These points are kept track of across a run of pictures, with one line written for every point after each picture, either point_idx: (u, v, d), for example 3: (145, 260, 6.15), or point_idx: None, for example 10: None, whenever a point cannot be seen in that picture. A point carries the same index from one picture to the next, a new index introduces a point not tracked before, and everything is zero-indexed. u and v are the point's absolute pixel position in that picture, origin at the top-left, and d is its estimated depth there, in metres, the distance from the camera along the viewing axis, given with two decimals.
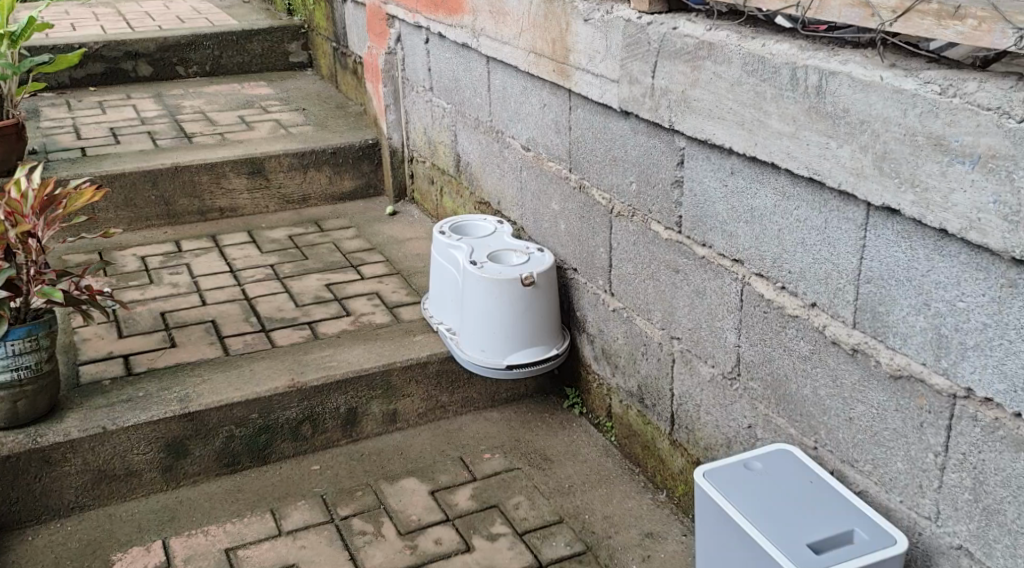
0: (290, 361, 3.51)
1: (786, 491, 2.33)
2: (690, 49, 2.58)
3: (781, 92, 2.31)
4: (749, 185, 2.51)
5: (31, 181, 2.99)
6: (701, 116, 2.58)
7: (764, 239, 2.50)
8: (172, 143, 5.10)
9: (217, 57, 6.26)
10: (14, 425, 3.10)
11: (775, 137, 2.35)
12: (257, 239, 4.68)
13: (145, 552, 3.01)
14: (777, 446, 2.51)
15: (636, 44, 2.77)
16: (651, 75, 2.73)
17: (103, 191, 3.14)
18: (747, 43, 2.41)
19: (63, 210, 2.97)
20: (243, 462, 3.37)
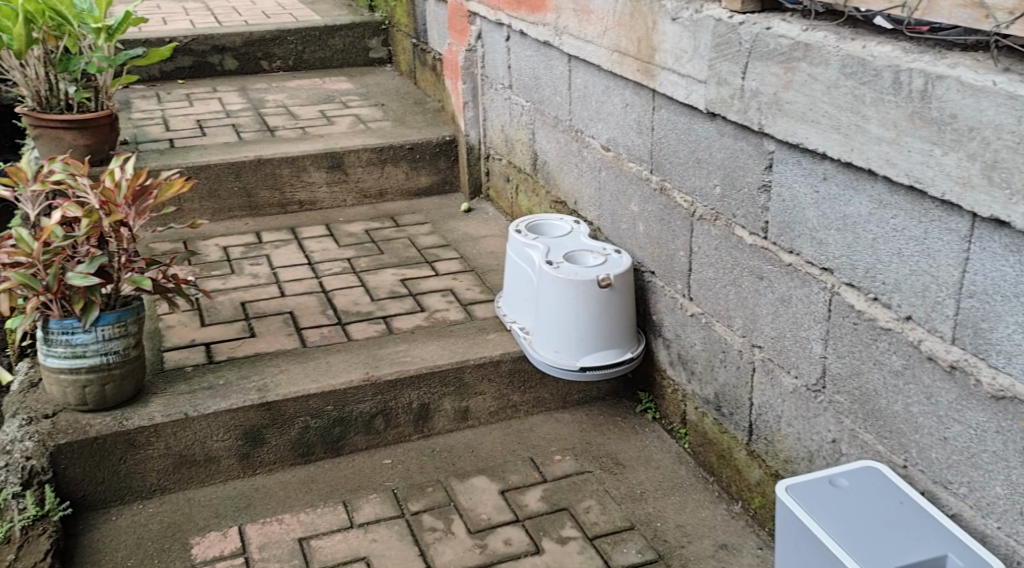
0: (365, 356, 3.52)
1: (875, 510, 2.26)
2: (784, 50, 2.51)
3: (882, 95, 2.23)
4: (843, 192, 2.44)
5: (123, 171, 3.07)
6: (794, 120, 2.51)
7: (857, 248, 2.43)
8: (256, 136, 5.16)
9: (300, 52, 6.32)
10: (102, 408, 3.17)
11: (874, 143, 2.27)
12: (335, 232, 4.72)
13: (222, 537, 3.05)
14: (864, 462, 2.44)
15: (726, 44, 2.71)
16: (741, 76, 2.68)
17: (192, 182, 3.22)
18: (847, 44, 2.34)
19: (154, 201, 3.06)
20: (317, 453, 3.39)
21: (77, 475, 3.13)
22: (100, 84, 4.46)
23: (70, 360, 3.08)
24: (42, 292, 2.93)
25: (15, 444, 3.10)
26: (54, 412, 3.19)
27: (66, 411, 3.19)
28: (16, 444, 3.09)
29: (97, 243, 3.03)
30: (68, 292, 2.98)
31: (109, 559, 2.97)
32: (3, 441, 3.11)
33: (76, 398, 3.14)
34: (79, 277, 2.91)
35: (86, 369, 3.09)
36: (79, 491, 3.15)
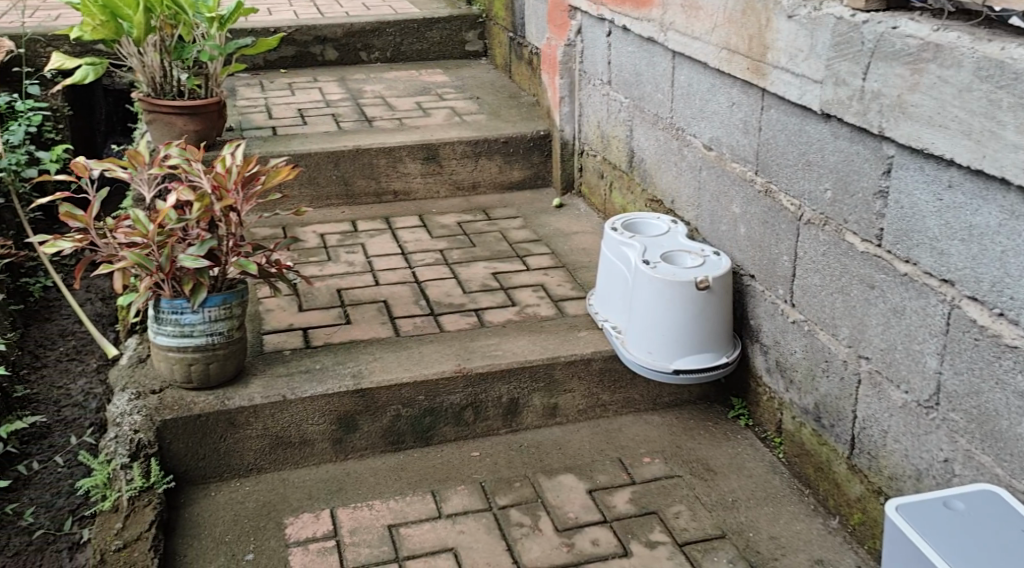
0: (458, 347, 3.52)
1: (992, 537, 2.16)
2: (912, 50, 2.42)
3: (1021, 99, 2.14)
4: (970, 201, 2.34)
5: (234, 158, 3.14)
6: (918, 123, 2.43)
7: (982, 260, 2.33)
8: (354, 126, 5.21)
9: (399, 43, 6.36)
10: (206, 386, 3.24)
11: (1009, 150, 2.18)
12: (428, 223, 4.74)
13: (315, 519, 3.09)
14: (980, 484, 2.35)
15: (847, 43, 2.63)
16: (861, 76, 2.59)
17: (298, 170, 3.28)
18: (982, 46, 2.24)
19: (261, 187, 3.12)
20: (407, 441, 3.40)
21: (180, 450, 3.21)
22: (211, 72, 4.53)
23: (178, 339, 3.15)
24: (155, 273, 3.03)
25: (124, 417, 3.21)
26: (162, 388, 3.28)
27: (172, 387, 3.28)
28: (126, 417, 3.20)
29: (207, 227, 3.10)
30: (179, 274, 3.07)
31: (207, 534, 3.03)
32: (113, 414, 3.22)
33: (182, 375, 3.21)
34: (189, 260, 2.99)
35: (193, 348, 3.17)
36: (182, 465, 3.23)
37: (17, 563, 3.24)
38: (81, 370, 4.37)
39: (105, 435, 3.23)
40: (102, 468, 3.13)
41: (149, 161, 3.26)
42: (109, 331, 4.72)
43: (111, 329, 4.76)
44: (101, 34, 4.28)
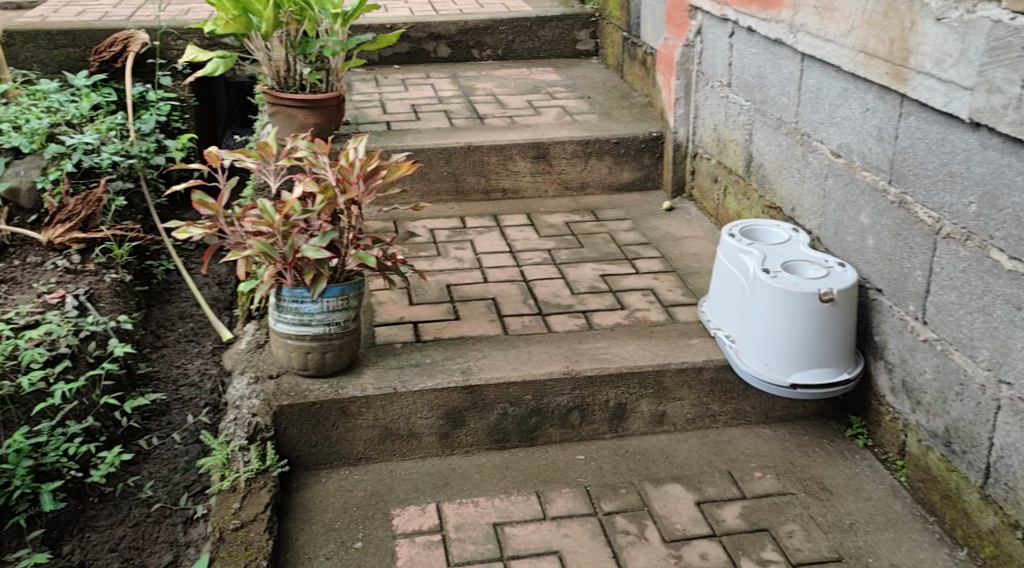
0: (566, 348, 3.59)
1: None
2: None
3: None
4: None
5: (358, 153, 3.31)
6: None
7: None
8: (466, 123, 5.21)
9: (510, 41, 6.34)
10: (320, 374, 3.41)
11: None
12: (535, 222, 4.71)
13: (421, 513, 3.22)
14: None
15: (1004, 48, 2.53)
16: (1020, 84, 2.48)
17: (417, 167, 3.43)
18: None
19: (382, 182, 3.28)
20: (513, 440, 3.51)
21: (294, 436, 3.39)
22: (332, 67, 4.60)
23: (296, 327, 3.33)
24: (279, 262, 3.19)
25: (243, 401, 3.42)
26: (278, 373, 3.47)
27: (288, 373, 3.46)
28: (245, 401, 3.42)
29: (329, 219, 3.27)
30: (301, 264, 3.22)
31: (317, 520, 3.21)
32: (233, 397, 3.44)
33: (299, 363, 3.40)
34: (312, 250, 3.14)
35: (310, 337, 3.34)
36: (295, 451, 3.41)
37: (136, 533, 3.50)
38: (197, 352, 4.52)
39: (225, 416, 3.44)
40: (221, 448, 3.32)
41: (277, 155, 3.46)
42: (224, 315, 4.85)
43: (227, 313, 4.88)
44: (232, 28, 4.42)
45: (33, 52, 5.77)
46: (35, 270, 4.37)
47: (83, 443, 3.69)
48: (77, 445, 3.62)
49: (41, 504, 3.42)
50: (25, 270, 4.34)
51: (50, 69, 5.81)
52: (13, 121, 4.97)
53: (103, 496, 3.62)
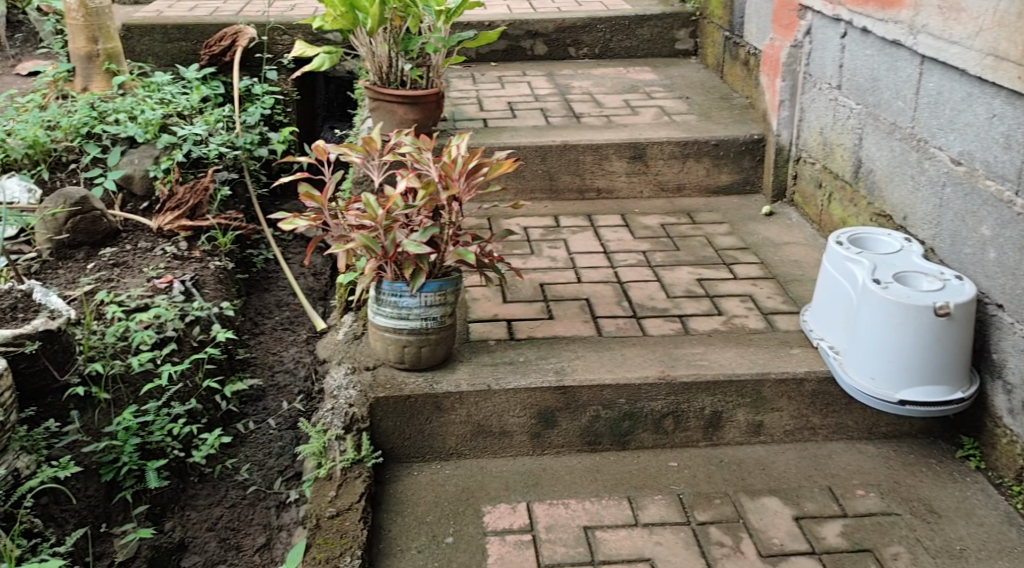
0: (661, 352, 3.64)
1: None
2: None
3: None
4: None
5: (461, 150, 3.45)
6: None
7: None
8: (563, 122, 5.16)
9: (608, 40, 6.26)
10: (416, 367, 3.57)
11: None
12: (630, 223, 4.63)
13: (511, 511, 3.36)
14: None
15: None
16: None
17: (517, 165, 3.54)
18: None
19: (482, 179, 3.41)
20: (604, 443, 3.60)
21: (389, 428, 3.55)
22: (433, 64, 4.58)
23: (394, 321, 3.49)
24: (380, 256, 3.36)
25: (342, 391, 3.64)
26: (375, 365, 3.63)
27: (384, 366, 3.62)
28: (342, 390, 3.64)
29: (430, 215, 3.43)
30: (401, 258, 3.38)
31: (410, 512, 3.37)
32: (332, 387, 3.67)
33: (395, 355, 3.55)
34: (413, 245, 3.29)
35: (408, 330, 3.49)
36: (389, 443, 3.57)
37: (233, 514, 3.72)
38: (292, 340, 4.61)
39: (324, 405, 3.67)
40: (319, 436, 3.53)
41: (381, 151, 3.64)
42: (318, 306, 4.91)
43: (322, 304, 4.94)
44: (340, 24, 4.44)
45: (149, 45, 5.89)
46: (145, 255, 4.50)
47: (186, 423, 3.86)
48: (180, 425, 3.81)
49: (147, 482, 3.59)
50: (136, 254, 4.48)
51: (163, 62, 5.93)
52: (127, 111, 5.07)
53: (202, 476, 3.82)
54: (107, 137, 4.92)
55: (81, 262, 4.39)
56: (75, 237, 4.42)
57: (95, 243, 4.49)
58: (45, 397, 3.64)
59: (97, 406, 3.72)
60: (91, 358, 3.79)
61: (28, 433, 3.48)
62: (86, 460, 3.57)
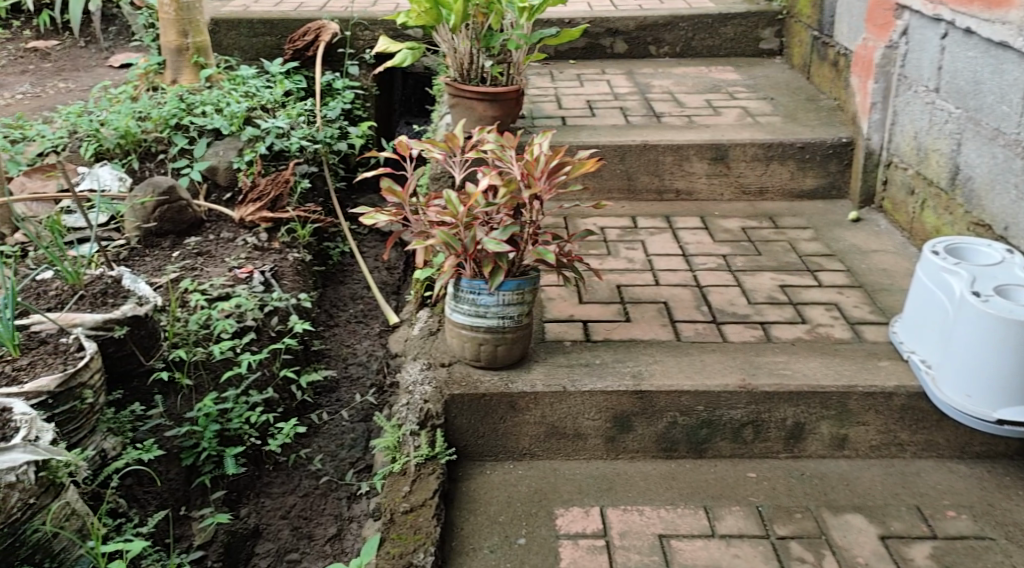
0: (742, 360, 3.57)
1: None
2: None
3: None
4: None
5: (544, 148, 3.40)
6: None
7: None
8: (643, 121, 5.08)
9: (690, 38, 6.15)
10: (491, 365, 3.55)
11: None
12: (710, 226, 4.54)
13: (584, 515, 3.36)
14: None
15: None
16: None
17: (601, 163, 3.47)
18: None
19: (565, 177, 3.36)
20: (680, 450, 3.57)
21: (463, 426, 3.55)
22: (514, 61, 4.54)
23: (472, 318, 3.46)
24: (459, 253, 3.35)
25: (416, 386, 3.57)
26: (451, 362, 3.63)
27: (460, 362, 3.61)
28: (418, 386, 3.57)
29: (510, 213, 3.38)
30: (480, 256, 3.36)
31: (482, 511, 3.39)
32: (406, 382, 3.60)
33: (472, 353, 3.54)
34: (493, 243, 3.26)
35: (485, 329, 3.47)
36: (463, 440, 3.58)
37: (306, 503, 3.82)
38: (365, 333, 4.73)
39: (398, 400, 3.61)
40: (392, 430, 3.51)
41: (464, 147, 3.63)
42: (392, 300, 5.00)
43: (395, 298, 5.01)
44: (424, 20, 4.45)
45: (235, 39, 5.94)
46: (227, 245, 4.55)
47: (262, 412, 3.96)
48: (257, 414, 3.91)
49: (225, 467, 3.72)
50: (218, 244, 4.54)
51: (249, 56, 5.98)
52: (214, 103, 5.10)
53: (277, 465, 3.92)
54: (194, 129, 4.95)
55: (166, 250, 4.44)
56: (162, 226, 4.47)
57: (179, 232, 4.53)
58: (131, 381, 3.75)
59: (179, 392, 3.84)
60: (175, 345, 3.88)
61: (116, 415, 3.63)
62: (168, 443, 3.70)
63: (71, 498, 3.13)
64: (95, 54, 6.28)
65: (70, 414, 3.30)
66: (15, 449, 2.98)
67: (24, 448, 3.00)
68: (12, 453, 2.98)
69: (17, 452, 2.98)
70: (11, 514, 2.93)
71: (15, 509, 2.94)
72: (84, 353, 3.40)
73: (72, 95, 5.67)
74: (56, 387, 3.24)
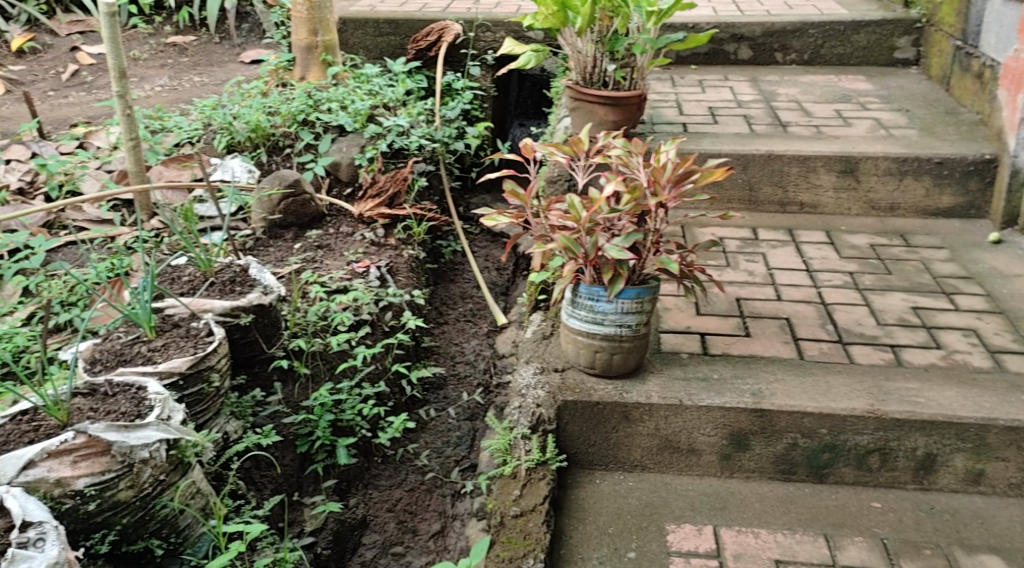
0: (871, 383, 3.42)
1: None
2: None
3: None
4: None
5: (672, 155, 3.32)
6: None
7: None
8: (768, 130, 4.93)
9: (819, 46, 5.94)
10: (606, 374, 3.48)
11: None
12: (836, 242, 4.37)
13: (697, 533, 3.27)
14: None
15: None
16: None
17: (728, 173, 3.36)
18: None
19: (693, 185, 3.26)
20: (799, 473, 3.44)
21: (575, 433, 3.49)
22: (639, 65, 4.43)
23: (589, 324, 3.39)
24: (579, 258, 3.27)
25: (529, 390, 3.51)
26: (564, 368, 3.56)
27: (574, 369, 3.55)
28: (530, 390, 3.50)
29: (634, 221, 3.30)
30: (600, 263, 3.27)
31: (592, 521, 3.33)
32: (519, 385, 3.53)
33: (587, 360, 3.48)
34: (614, 250, 3.18)
35: (601, 336, 3.40)
36: (573, 448, 3.51)
37: (411, 498, 3.82)
38: (473, 333, 4.70)
39: (509, 402, 3.56)
40: (503, 433, 3.46)
41: (588, 152, 3.57)
42: (500, 301, 4.95)
43: (503, 299, 4.97)
44: (551, 23, 4.38)
45: (361, 38, 6.00)
46: (346, 239, 4.58)
47: (374, 405, 3.96)
48: (370, 406, 3.91)
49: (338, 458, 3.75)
50: (338, 238, 4.57)
51: (373, 55, 6.03)
52: (339, 100, 5.15)
53: (385, 457, 3.95)
54: (320, 125, 5.01)
55: (288, 242, 4.51)
56: (285, 218, 4.52)
57: (302, 225, 4.58)
58: (253, 367, 3.79)
59: (297, 380, 3.88)
60: (295, 334, 3.92)
61: (238, 399, 3.65)
62: (285, 430, 3.73)
63: (196, 477, 3.20)
64: (228, 50, 6.43)
65: (198, 396, 3.34)
66: (150, 426, 3.01)
67: (158, 426, 3.02)
68: (147, 430, 3.00)
69: (151, 430, 3.01)
70: (142, 489, 3.00)
71: (147, 484, 3.01)
72: (213, 338, 3.43)
73: (205, 89, 5.80)
74: (188, 369, 3.29)
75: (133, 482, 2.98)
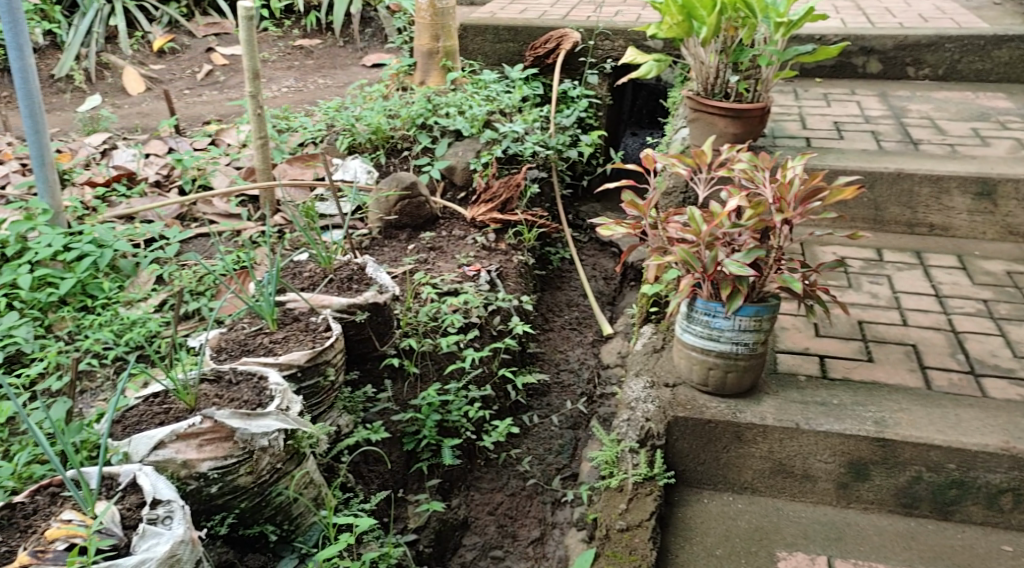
0: (1004, 419, 3.24)
1: None
2: None
3: None
4: None
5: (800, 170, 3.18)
6: None
7: None
8: (898, 148, 4.74)
9: (955, 61, 5.69)
10: (719, 392, 3.37)
11: None
12: (969, 267, 4.17)
13: (810, 563, 3.15)
14: None
15: None
16: None
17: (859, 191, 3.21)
18: None
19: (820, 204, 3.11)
20: (922, 508, 3.28)
21: (684, 449, 3.39)
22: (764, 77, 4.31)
23: (704, 340, 3.29)
24: (698, 272, 3.17)
25: (638, 403, 3.43)
26: (676, 383, 3.46)
27: (685, 385, 3.44)
28: (640, 403, 3.42)
29: (757, 236, 3.19)
30: (719, 278, 3.17)
31: (699, 541, 3.23)
32: (629, 397, 3.45)
33: (700, 377, 3.38)
34: (735, 265, 3.08)
35: (716, 353, 3.29)
36: (682, 464, 3.42)
37: (513, 504, 3.79)
38: (580, 341, 4.64)
39: (617, 414, 3.48)
40: (611, 445, 3.39)
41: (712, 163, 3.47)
42: (607, 310, 4.89)
43: (610, 309, 4.90)
44: (675, 33, 4.30)
45: (480, 45, 5.99)
46: (458, 242, 4.57)
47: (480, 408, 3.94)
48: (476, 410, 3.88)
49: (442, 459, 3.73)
50: (450, 241, 4.56)
51: (492, 61, 6.02)
52: (458, 105, 5.15)
53: (488, 461, 3.92)
54: (437, 129, 5.01)
55: (403, 243, 4.52)
56: (401, 219, 4.53)
57: (417, 226, 4.59)
58: (366, 363, 3.79)
59: (406, 379, 3.88)
60: (406, 334, 3.92)
61: (351, 394, 3.66)
62: (393, 426, 3.72)
63: (310, 468, 3.21)
64: (352, 53, 6.51)
65: (313, 389, 3.36)
66: (270, 415, 3.03)
67: (277, 416, 3.04)
68: (267, 419, 3.02)
69: (271, 419, 3.03)
70: (260, 476, 3.03)
71: (265, 471, 3.04)
72: (331, 334, 3.45)
73: (329, 91, 5.88)
74: (306, 362, 3.31)
75: (252, 468, 3.01)
